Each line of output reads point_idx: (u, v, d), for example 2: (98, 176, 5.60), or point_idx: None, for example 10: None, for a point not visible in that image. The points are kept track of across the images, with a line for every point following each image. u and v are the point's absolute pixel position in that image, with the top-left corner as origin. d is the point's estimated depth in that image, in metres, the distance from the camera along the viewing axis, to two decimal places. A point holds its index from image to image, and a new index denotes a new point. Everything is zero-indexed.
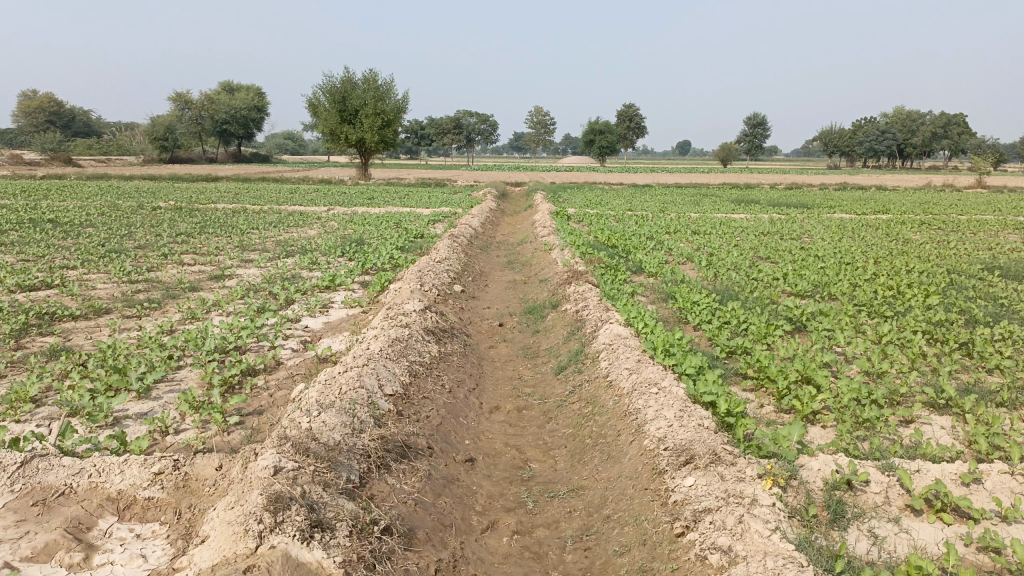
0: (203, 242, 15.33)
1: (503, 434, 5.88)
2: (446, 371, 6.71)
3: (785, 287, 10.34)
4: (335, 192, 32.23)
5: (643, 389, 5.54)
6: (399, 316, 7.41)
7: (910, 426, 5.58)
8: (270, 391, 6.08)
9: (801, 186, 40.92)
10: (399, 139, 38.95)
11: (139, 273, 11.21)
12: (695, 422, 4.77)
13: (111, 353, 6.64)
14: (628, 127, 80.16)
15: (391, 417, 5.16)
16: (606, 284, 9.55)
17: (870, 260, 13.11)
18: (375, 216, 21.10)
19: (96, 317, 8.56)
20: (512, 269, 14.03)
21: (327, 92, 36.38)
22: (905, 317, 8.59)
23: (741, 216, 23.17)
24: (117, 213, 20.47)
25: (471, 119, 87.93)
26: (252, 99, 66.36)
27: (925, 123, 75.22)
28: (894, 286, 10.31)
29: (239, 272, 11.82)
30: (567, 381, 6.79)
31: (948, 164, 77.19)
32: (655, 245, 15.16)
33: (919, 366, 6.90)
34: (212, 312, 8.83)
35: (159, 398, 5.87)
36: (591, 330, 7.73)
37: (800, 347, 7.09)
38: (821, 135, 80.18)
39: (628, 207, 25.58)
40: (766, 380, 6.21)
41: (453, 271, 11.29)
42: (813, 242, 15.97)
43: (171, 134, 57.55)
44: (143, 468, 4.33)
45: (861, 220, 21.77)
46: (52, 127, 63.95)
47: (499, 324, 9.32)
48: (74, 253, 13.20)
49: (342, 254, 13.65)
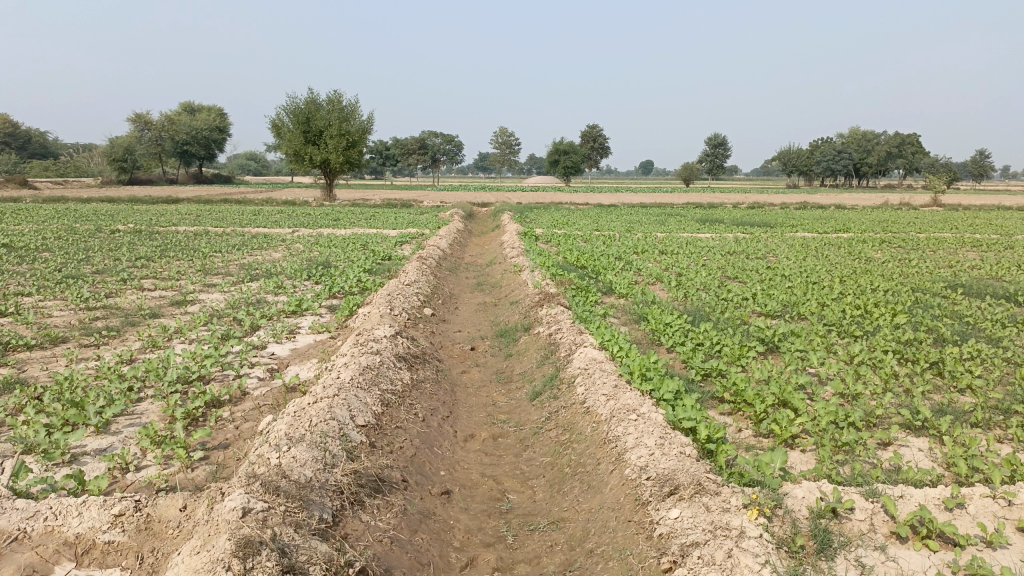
0: (164, 267, 14.97)
1: (479, 463, 5.73)
2: (419, 399, 6.54)
3: (755, 308, 10.37)
4: (300, 213, 31.84)
5: (622, 415, 5.44)
6: (369, 342, 7.24)
7: (888, 449, 5.56)
8: (236, 423, 5.86)
9: (763, 205, 41.50)
10: (364, 160, 38.70)
11: (97, 299, 10.87)
12: (677, 450, 4.68)
13: (67, 385, 6.36)
14: (592, 147, 80.85)
15: (364, 449, 4.98)
16: (578, 306, 9.47)
17: (836, 279, 13.25)
18: (341, 238, 20.86)
19: (51, 347, 8.23)
20: (482, 291, 13.91)
21: (291, 113, 36.09)
22: (875, 336, 8.64)
23: (707, 235, 23.37)
24: (75, 237, 19.96)
25: (436, 140, 88.00)
26: (214, 119, 65.63)
27: (880, 142, 77.06)
28: (862, 305, 10.40)
29: (202, 297, 11.52)
30: (542, 407, 6.67)
31: (902, 183, 79.10)
32: (624, 266, 15.16)
33: (892, 386, 6.92)
34: (175, 339, 8.56)
35: (119, 433, 5.61)
36: (565, 354, 7.62)
37: (775, 368, 7.06)
38: (780, 154, 81.72)
39: (595, 227, 25.66)
40: (743, 404, 6.16)
41: (422, 294, 11.14)
42: (779, 261, 16.14)
43: (130, 156, 56.61)
44: (102, 509, 4.10)
45: (824, 239, 22.09)
46: (6, 148, 62.50)
47: (471, 348, 9.19)
48: (29, 278, 12.79)
49: (308, 277, 13.41)
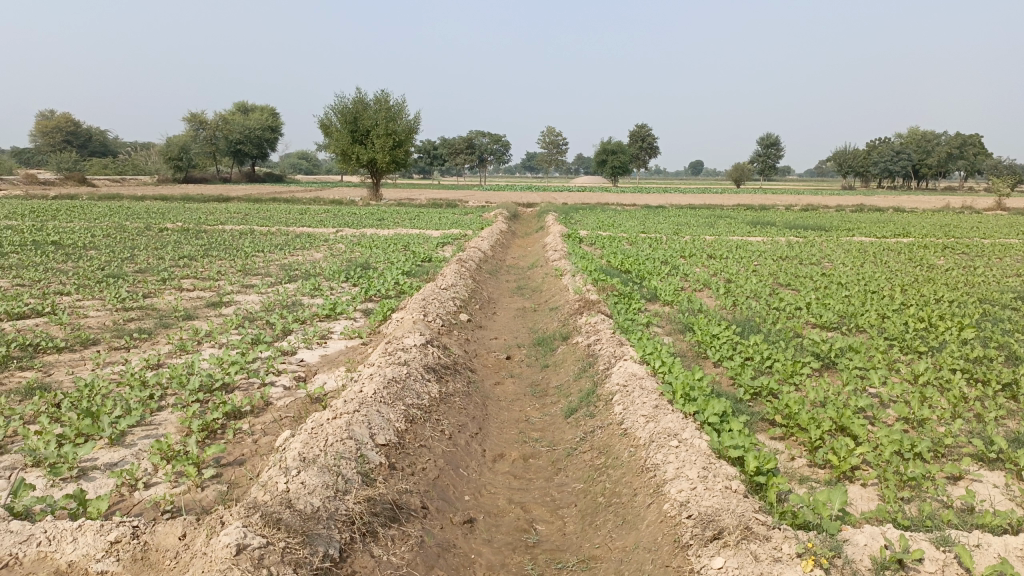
0: (205, 266, 14.94)
1: (507, 487, 5.35)
2: (447, 414, 6.19)
3: (810, 319, 9.79)
4: (345, 212, 31.97)
5: (662, 441, 4.99)
6: (397, 352, 6.91)
7: (959, 485, 5.00)
8: (254, 437, 5.60)
9: (817, 207, 40.24)
10: (411, 159, 38.69)
11: (134, 299, 10.82)
12: (721, 483, 4.23)
13: (86, 393, 6.17)
14: (641, 146, 79.79)
15: (382, 472, 4.65)
16: (619, 315, 9.03)
17: (896, 288, 12.52)
18: (382, 238, 20.67)
19: (81, 349, 8.12)
20: (523, 295, 13.55)
21: (338, 113, 36.20)
22: (941, 353, 8.02)
23: (758, 239, 22.61)
24: (123, 235, 20.14)
25: (484, 139, 87.87)
26: (266, 119, 66.61)
27: (940, 143, 74.45)
28: (925, 318, 9.72)
29: (238, 299, 11.38)
30: (578, 427, 6.26)
31: (964, 185, 76.33)
32: (671, 270, 14.63)
33: (961, 411, 6.33)
34: (204, 343, 8.40)
35: (132, 445, 5.40)
36: (604, 368, 7.19)
37: (832, 389, 6.53)
38: (835, 155, 79.60)
39: (641, 228, 25.11)
40: (796, 429, 5.67)
41: (459, 298, 10.82)
42: (834, 268, 15.42)
43: (185, 154, 57.80)
44: (98, 536, 3.82)
45: (882, 243, 21.18)
46: (69, 147, 64.40)
47: (507, 357, 8.84)
48: (71, 277, 12.83)
49: (346, 279, 13.21)
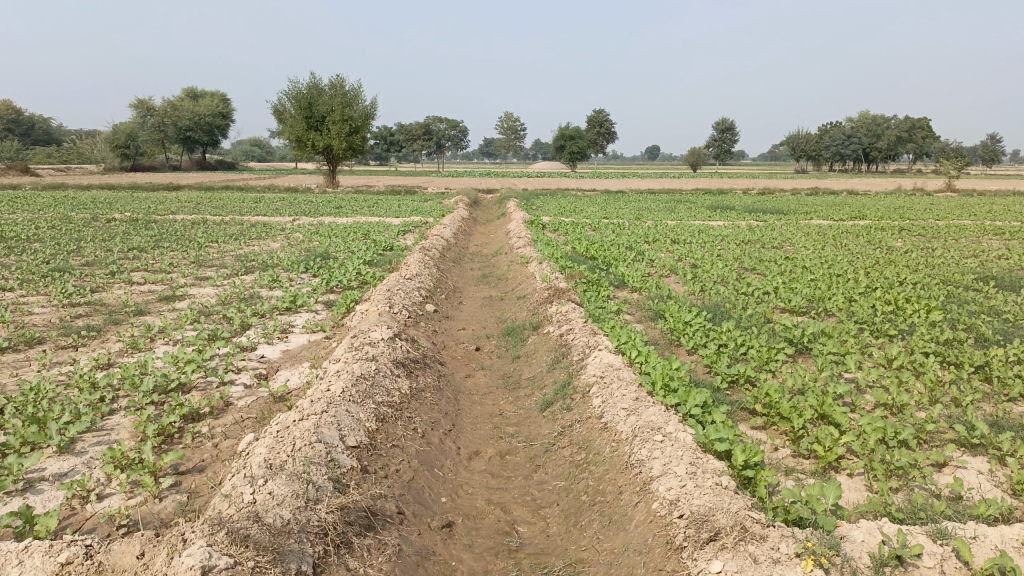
0: (157, 258, 14.35)
1: (485, 487, 5.13)
2: (418, 411, 5.94)
3: (779, 303, 9.74)
4: (301, 200, 31.34)
5: (646, 436, 4.82)
6: (364, 347, 6.62)
7: (945, 473, 4.95)
8: (214, 441, 5.29)
9: (773, 191, 40.62)
10: (368, 145, 38.02)
11: (82, 294, 10.30)
12: (711, 480, 4.08)
13: (32, 397, 5.77)
14: (599, 132, 79.76)
15: (354, 477, 4.40)
16: (590, 303, 8.85)
17: (860, 271, 12.60)
18: (342, 227, 20.22)
19: (26, 349, 7.66)
20: (488, 283, 13.32)
21: (293, 98, 35.35)
22: (912, 337, 8.02)
23: (719, 223, 22.69)
24: (70, 226, 19.29)
25: (441, 124, 87.02)
26: (217, 105, 64.79)
27: (889, 126, 75.98)
28: (892, 301, 9.73)
29: (193, 292, 10.93)
30: (554, 421, 6.08)
31: (912, 168, 77.99)
32: (637, 256, 14.51)
33: (938, 394, 6.31)
34: (158, 340, 8.00)
35: (83, 453, 5.04)
36: (578, 359, 7.00)
37: (809, 375, 6.45)
38: (788, 139, 80.74)
39: (603, 214, 25.00)
40: (778, 418, 5.56)
41: (425, 288, 10.53)
42: (796, 251, 15.48)
43: (133, 142, 56.11)
44: (46, 557, 3.49)
45: (840, 226, 21.39)
46: (10, 135, 62.01)
47: (476, 348, 8.61)
48: (14, 271, 12.20)
49: (306, 269, 12.81)
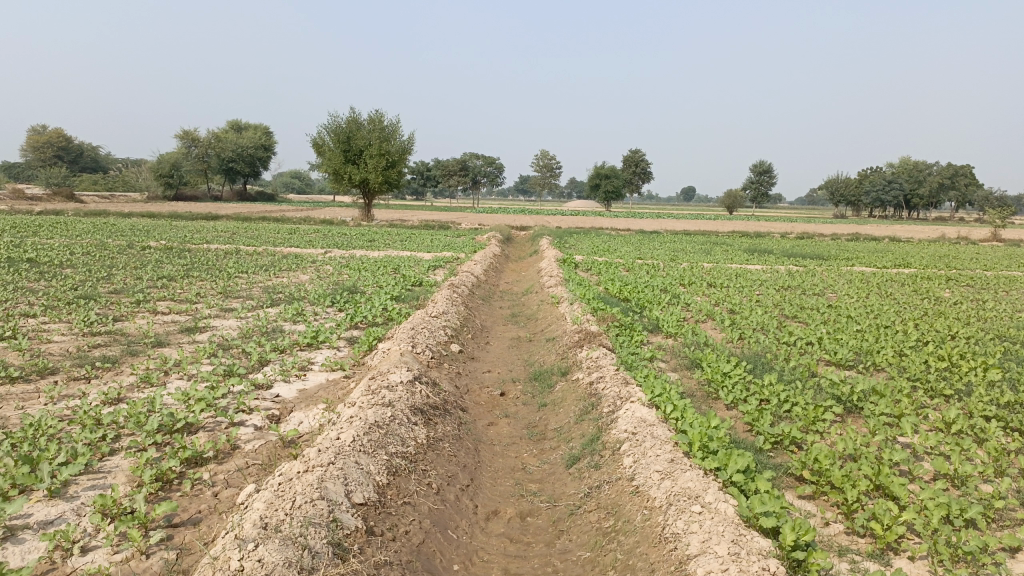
0: (184, 288, 14.23)
1: (503, 554, 4.69)
2: (435, 464, 5.53)
3: (824, 355, 9.18)
4: (335, 232, 31.45)
5: (682, 505, 4.34)
6: (381, 391, 6.23)
7: (1020, 560, 4.37)
8: (215, 490, 4.92)
9: (812, 235, 39.79)
10: (404, 180, 38.18)
11: (103, 323, 10.13)
12: (757, 564, 3.61)
13: (30, 434, 5.47)
14: (635, 172, 79.68)
15: (358, 541, 4.00)
16: (622, 349, 8.40)
17: (908, 323, 11.97)
18: (373, 260, 20.04)
19: (37, 379, 7.43)
20: (517, 323, 12.93)
21: (331, 132, 35.70)
22: (970, 398, 7.43)
23: (758, 267, 22.08)
24: (104, 253, 19.37)
25: (477, 162, 87.65)
26: (258, 137, 65.95)
27: (931, 173, 74.60)
28: (945, 356, 9.12)
29: (216, 324, 10.71)
30: (581, 479, 5.63)
31: (954, 216, 76.30)
32: (672, 300, 14.03)
33: (1004, 464, 5.73)
34: (172, 374, 7.73)
35: (75, 498, 4.72)
36: (608, 411, 6.53)
37: (861, 438, 5.91)
38: (827, 183, 79.71)
39: (637, 254, 24.61)
40: (828, 488, 5.04)
41: (451, 327, 10.18)
42: (840, 299, 14.87)
43: (176, 172, 57.23)
44: None
45: (884, 274, 20.68)
46: (59, 163, 63.76)
47: (501, 393, 8.20)
48: (41, 297, 12.13)
49: (332, 303, 12.57)
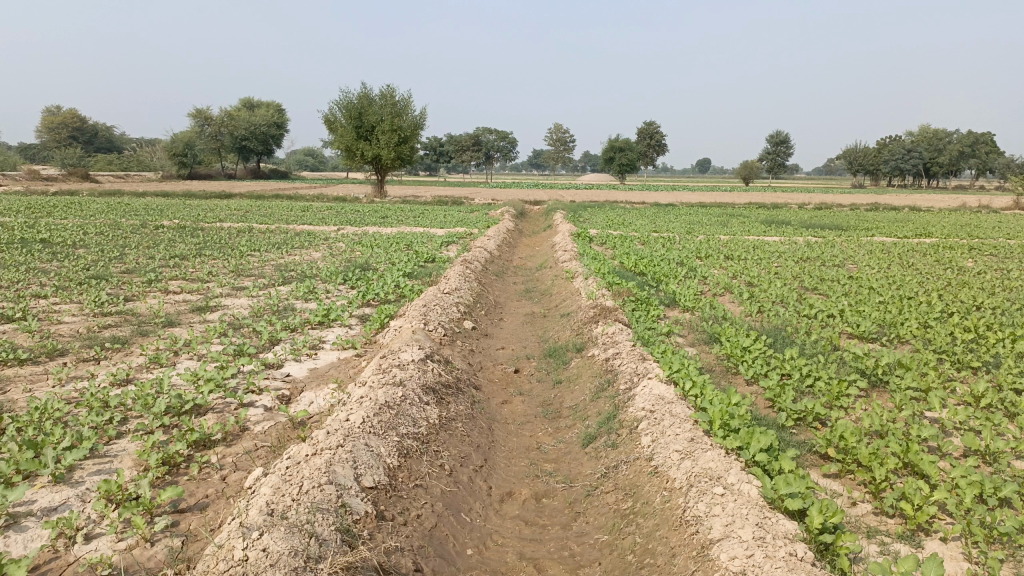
0: (196, 267, 14.14)
1: (518, 537, 4.56)
2: (447, 445, 5.39)
3: (846, 328, 8.94)
4: (348, 209, 31.31)
5: (704, 486, 4.18)
6: (392, 369, 6.09)
7: None
8: (222, 473, 4.81)
9: (829, 206, 39.19)
10: (416, 155, 37.90)
11: (114, 303, 10.04)
12: (783, 550, 3.44)
13: (37, 418, 5.38)
14: (649, 144, 78.82)
15: (367, 527, 3.87)
16: (639, 324, 8.20)
17: (931, 293, 11.68)
18: (386, 237, 19.86)
19: (46, 361, 7.35)
20: (531, 299, 12.77)
21: (343, 108, 35.42)
22: (999, 370, 7.18)
23: (775, 238, 21.73)
24: (117, 233, 19.33)
25: (490, 137, 87.07)
26: (270, 115, 65.75)
27: (952, 141, 73.24)
28: (972, 327, 8.84)
29: (227, 303, 10.60)
30: (598, 459, 5.48)
31: (975, 184, 74.95)
32: (688, 273, 13.78)
33: None
34: (182, 354, 7.62)
35: (80, 483, 4.62)
36: (625, 388, 6.35)
37: (888, 414, 5.70)
38: (845, 153, 78.49)
39: (652, 227, 24.31)
40: (855, 466, 4.86)
41: (464, 304, 10.02)
42: (860, 270, 14.60)
43: (190, 151, 57.20)
44: None
45: (905, 244, 20.27)
46: (74, 143, 63.91)
47: (514, 370, 8.05)
48: (53, 277, 12.08)
49: (344, 281, 12.44)
